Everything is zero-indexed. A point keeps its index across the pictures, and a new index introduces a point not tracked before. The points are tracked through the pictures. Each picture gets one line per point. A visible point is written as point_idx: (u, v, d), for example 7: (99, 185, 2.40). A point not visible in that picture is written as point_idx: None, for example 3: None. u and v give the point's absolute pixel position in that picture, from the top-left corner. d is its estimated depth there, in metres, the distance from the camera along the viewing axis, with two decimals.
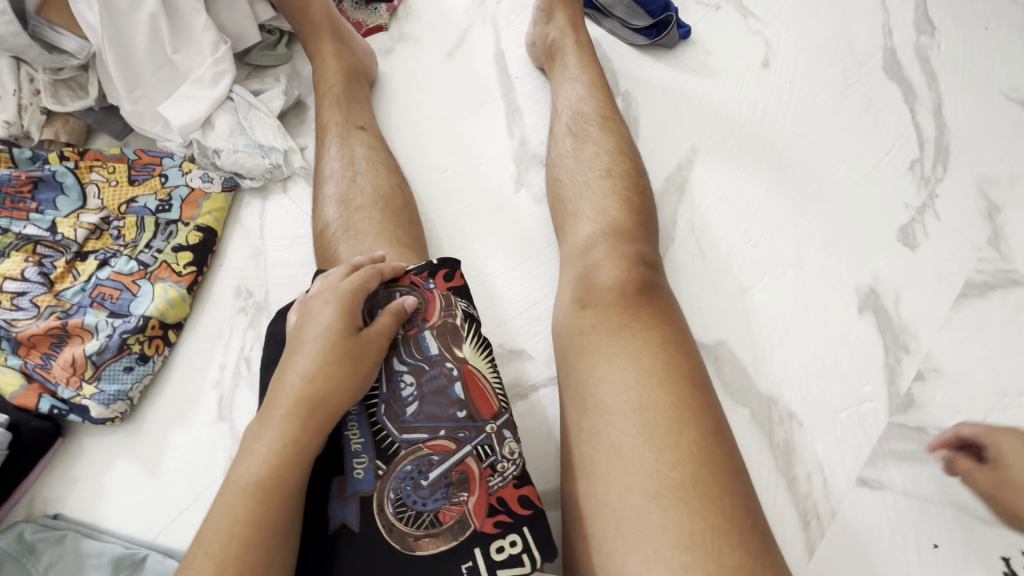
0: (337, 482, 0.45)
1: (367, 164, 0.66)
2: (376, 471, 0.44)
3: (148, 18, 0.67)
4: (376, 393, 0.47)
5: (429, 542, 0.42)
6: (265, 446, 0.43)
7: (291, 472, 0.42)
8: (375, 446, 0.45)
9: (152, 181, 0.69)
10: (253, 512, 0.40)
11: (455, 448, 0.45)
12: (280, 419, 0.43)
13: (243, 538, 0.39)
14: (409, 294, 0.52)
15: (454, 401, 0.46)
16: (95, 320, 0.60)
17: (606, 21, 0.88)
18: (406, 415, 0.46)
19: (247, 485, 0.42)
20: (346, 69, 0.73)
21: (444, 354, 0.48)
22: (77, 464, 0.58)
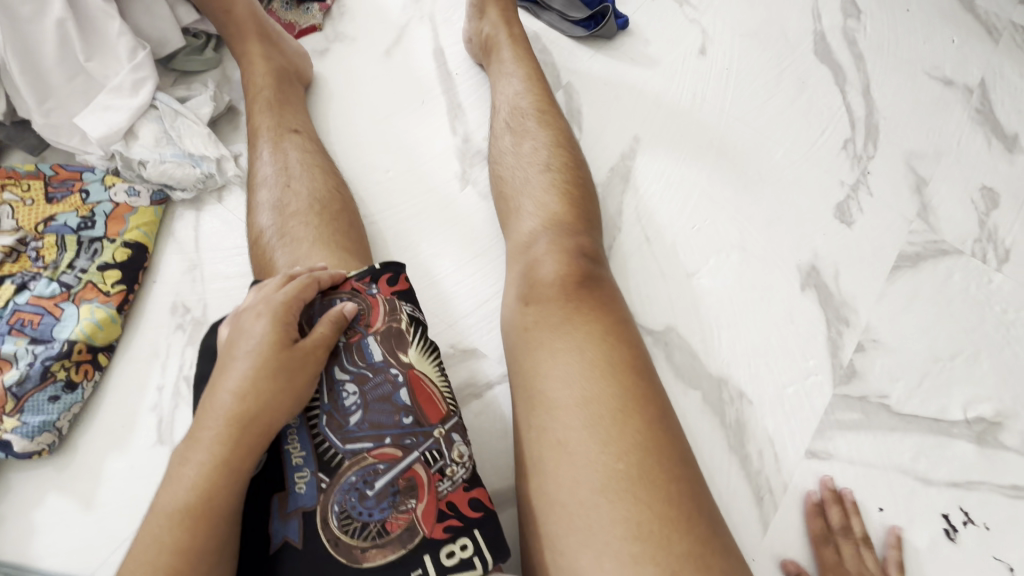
0: (277, 499, 0.43)
1: (302, 168, 0.64)
2: (319, 484, 0.43)
3: (55, 26, 0.64)
4: (317, 403, 0.46)
5: (376, 552, 0.41)
6: (194, 470, 0.41)
7: (221, 496, 0.41)
8: (317, 459, 0.44)
9: (72, 198, 0.65)
10: (181, 541, 0.39)
11: (401, 456, 0.44)
12: (209, 440, 0.42)
13: (172, 569, 0.38)
14: (351, 301, 0.50)
15: (399, 408, 0.45)
16: (14, 348, 0.57)
17: (545, 14, 0.87)
18: (349, 425, 0.45)
19: (175, 512, 0.40)
20: (276, 71, 0.70)
21: (388, 360, 0.47)
22: (5, 502, 0.55)
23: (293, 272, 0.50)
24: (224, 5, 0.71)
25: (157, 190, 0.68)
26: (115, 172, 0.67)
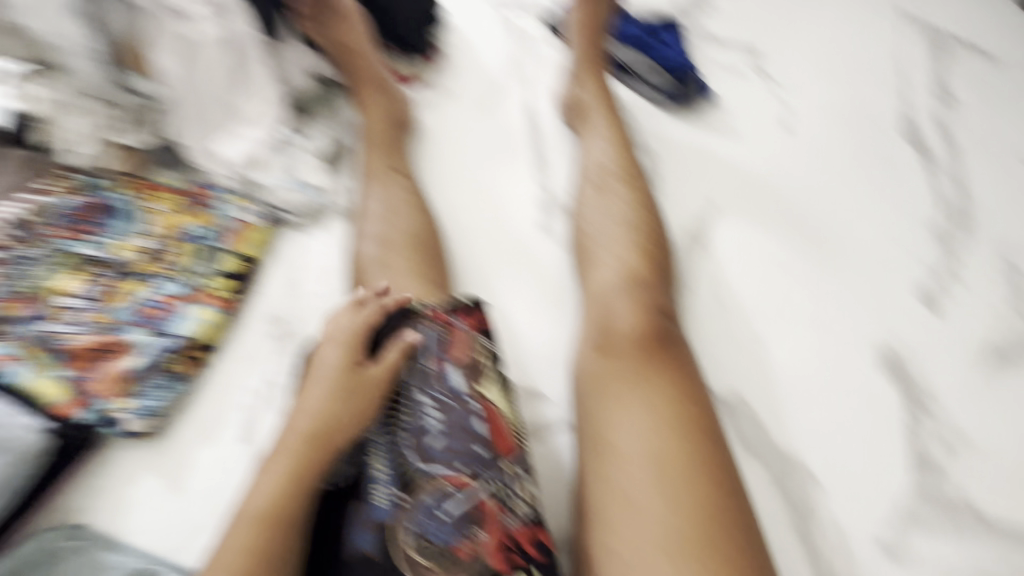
0: (355, 509, 0.45)
1: (402, 206, 0.70)
2: (397, 500, 0.45)
3: (216, 70, 0.75)
4: (400, 423, 0.49)
5: None
6: (272, 478, 0.46)
7: (293, 504, 0.44)
8: (397, 475, 0.46)
9: (202, 211, 0.74)
10: (256, 542, 0.43)
11: (473, 484, 0.46)
12: (287, 452, 0.47)
13: (246, 567, 0.42)
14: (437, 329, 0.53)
15: (475, 438, 0.48)
16: (139, 337, 0.65)
17: (633, 83, 0.93)
18: (428, 447, 0.47)
19: (254, 515, 0.44)
20: (390, 120, 0.79)
21: (468, 390, 0.50)
22: (105, 475, 0.60)
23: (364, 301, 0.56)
24: (353, 60, 0.81)
25: (272, 211, 0.76)
26: (242, 193, 0.76)
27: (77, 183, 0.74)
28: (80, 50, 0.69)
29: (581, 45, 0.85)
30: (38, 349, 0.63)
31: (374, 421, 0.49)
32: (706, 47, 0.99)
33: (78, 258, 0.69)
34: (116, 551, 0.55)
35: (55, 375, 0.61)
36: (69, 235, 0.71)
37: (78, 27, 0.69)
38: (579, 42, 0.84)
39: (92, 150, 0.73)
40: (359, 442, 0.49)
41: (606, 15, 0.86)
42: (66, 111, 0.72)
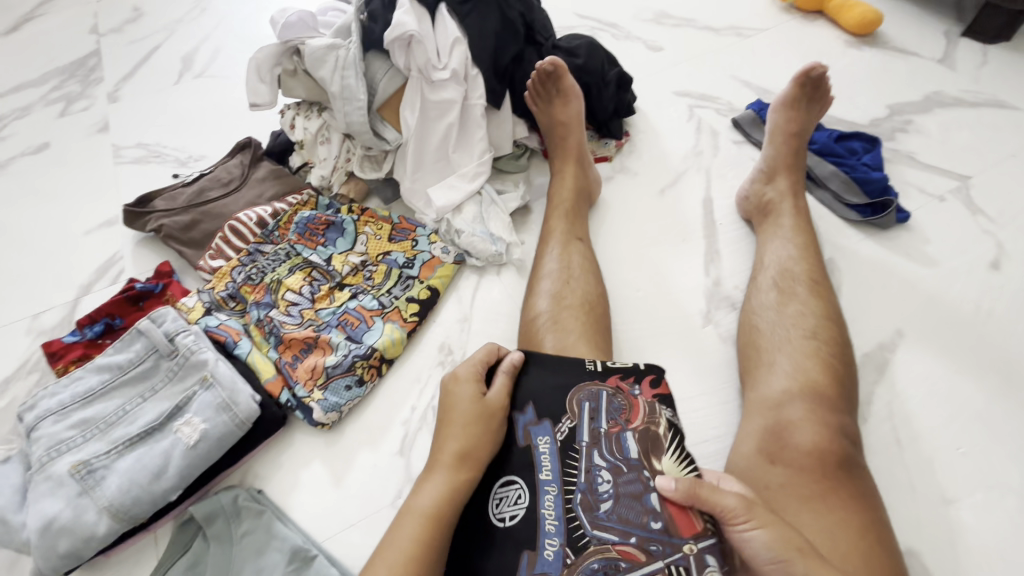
0: (527, 555, 0.48)
1: (581, 272, 0.75)
2: (565, 558, 0.48)
3: (445, 127, 0.85)
4: (574, 480, 0.50)
5: None
6: (433, 485, 0.53)
7: (450, 511, 0.52)
8: (567, 534, 0.49)
9: (406, 242, 0.85)
10: (422, 538, 0.50)
11: (646, 561, 0.46)
12: (441, 466, 0.54)
13: (414, 561, 0.49)
14: (613, 395, 0.55)
15: (649, 510, 0.48)
16: (337, 339, 0.74)
17: (818, 191, 0.91)
18: (599, 511, 0.49)
19: (420, 515, 0.52)
20: (579, 190, 0.86)
21: (643, 461, 0.51)
22: (285, 454, 0.69)
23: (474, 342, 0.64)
24: (561, 133, 0.89)
25: (458, 251, 0.85)
26: (438, 232, 0.86)
27: (314, 199, 0.90)
28: (352, 99, 0.82)
29: (778, 150, 0.85)
30: (259, 329, 0.76)
31: (546, 471, 0.52)
32: (905, 164, 0.95)
33: (301, 261, 0.83)
34: (285, 523, 0.63)
35: (269, 357, 0.73)
36: (300, 240, 0.84)
37: (356, 80, 0.82)
38: (781, 148, 0.85)
39: (327, 174, 0.92)
40: (532, 490, 0.51)
41: (808, 124, 0.87)
42: (320, 141, 0.92)
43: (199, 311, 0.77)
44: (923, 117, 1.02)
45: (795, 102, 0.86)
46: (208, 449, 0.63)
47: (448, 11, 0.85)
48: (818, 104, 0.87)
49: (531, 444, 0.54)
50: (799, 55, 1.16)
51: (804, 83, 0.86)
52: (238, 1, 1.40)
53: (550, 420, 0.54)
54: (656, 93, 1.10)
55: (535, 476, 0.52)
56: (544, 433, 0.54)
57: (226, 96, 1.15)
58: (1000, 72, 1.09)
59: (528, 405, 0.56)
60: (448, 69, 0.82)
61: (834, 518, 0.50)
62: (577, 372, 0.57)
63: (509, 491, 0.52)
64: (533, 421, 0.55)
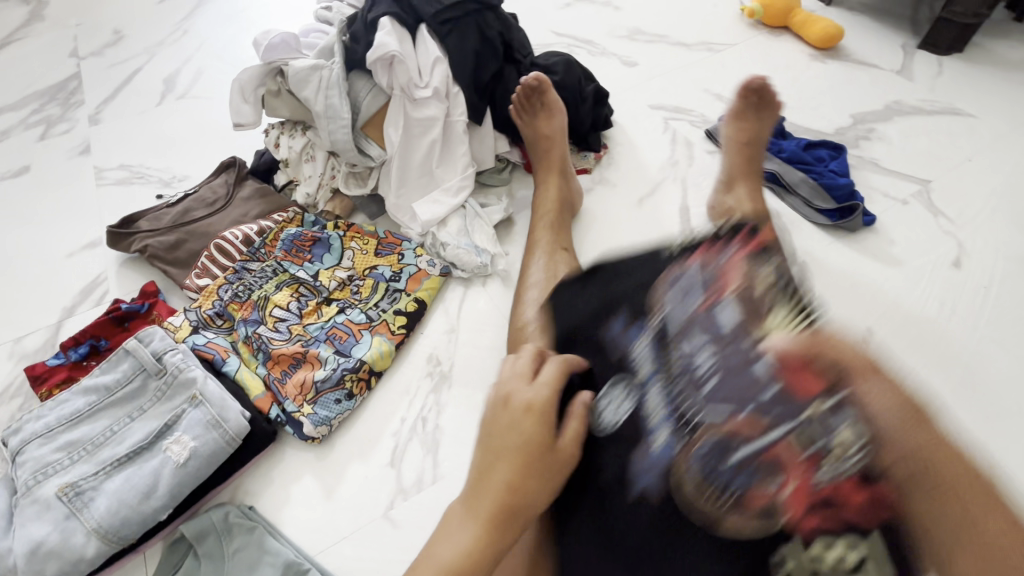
0: (636, 455, 0.47)
1: (567, 281, 0.77)
2: (676, 442, 0.46)
3: (429, 143, 0.87)
4: (673, 363, 0.50)
5: (737, 520, 0.41)
6: (465, 538, 0.43)
7: (481, 575, 0.43)
8: (676, 419, 0.47)
9: (392, 256, 0.86)
10: None
11: (764, 429, 0.43)
12: (480, 518, 0.44)
13: None
14: (701, 270, 0.55)
15: (759, 374, 0.45)
16: (326, 353, 0.75)
17: (789, 197, 0.95)
18: (705, 387, 0.47)
19: (443, 573, 0.42)
20: (561, 200, 0.88)
21: (744, 324, 0.49)
22: (275, 469, 0.69)
23: (542, 355, 0.52)
24: (544, 145, 0.91)
25: (444, 264, 0.86)
26: (424, 245, 0.88)
27: (299, 216, 0.91)
28: (336, 117, 0.84)
29: (734, 157, 0.89)
30: (248, 346, 0.76)
31: (647, 367, 0.51)
32: (869, 170, 1.00)
33: (289, 277, 0.83)
34: (276, 538, 0.63)
35: (258, 373, 0.74)
36: (287, 257, 0.85)
37: (340, 99, 0.84)
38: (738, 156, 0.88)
39: (312, 192, 0.93)
40: (633, 390, 0.51)
41: (762, 131, 0.91)
42: (305, 159, 0.94)
43: (186, 330, 0.77)
44: (885, 125, 1.07)
45: (743, 112, 0.91)
46: (197, 468, 0.63)
47: (429, 32, 0.87)
48: (769, 110, 0.91)
49: (627, 348, 0.53)
50: (767, 68, 1.21)
51: (748, 95, 0.91)
52: (220, 24, 1.42)
53: (637, 321, 0.54)
54: (632, 107, 1.14)
55: (636, 374, 0.52)
56: (638, 334, 0.54)
57: (209, 116, 1.16)
58: (955, 81, 1.15)
59: (620, 312, 0.56)
60: (430, 88, 0.85)
61: (947, 439, 0.36)
62: (659, 265, 0.59)
63: (616, 393, 0.52)
64: (626, 326, 0.55)
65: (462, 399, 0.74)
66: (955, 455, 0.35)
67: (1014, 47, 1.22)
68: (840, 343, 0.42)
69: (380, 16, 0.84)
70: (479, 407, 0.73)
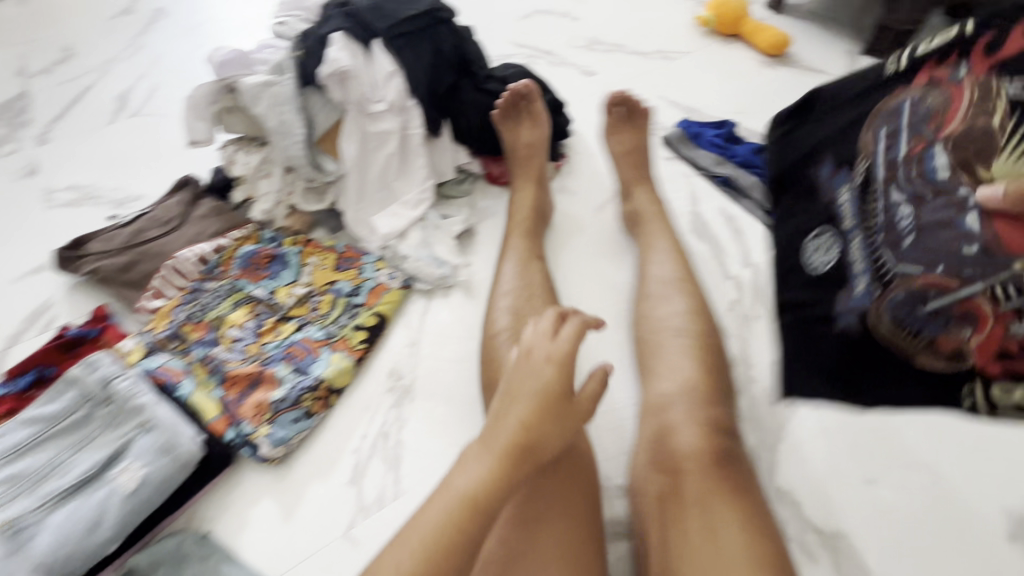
0: (841, 295, 0.65)
1: (543, 290, 0.77)
2: (873, 292, 0.61)
3: (385, 157, 0.88)
4: (875, 212, 0.64)
5: (929, 359, 0.56)
6: (480, 469, 0.51)
7: (495, 500, 0.50)
8: (874, 275, 0.62)
9: (351, 270, 0.85)
10: (462, 522, 0.48)
11: (957, 288, 0.52)
12: (495, 453, 0.51)
13: (449, 544, 0.48)
14: (922, 100, 0.60)
15: (960, 233, 0.53)
16: (283, 372, 0.74)
17: (743, 201, 0.97)
18: (904, 246, 0.59)
19: (462, 497, 0.50)
20: (535, 211, 0.88)
21: (955, 182, 0.55)
22: (233, 493, 0.68)
23: (564, 317, 0.58)
24: (527, 155, 0.92)
25: (405, 277, 0.86)
26: (384, 258, 0.87)
27: (257, 232, 0.90)
28: (291, 132, 0.83)
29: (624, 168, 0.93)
30: (203, 368, 0.74)
31: (849, 219, 0.67)
32: None
33: (245, 296, 0.82)
34: (233, 565, 0.62)
35: (213, 395, 0.72)
36: (244, 275, 0.84)
37: (294, 114, 0.83)
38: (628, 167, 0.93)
39: (269, 208, 0.92)
40: (840, 237, 0.68)
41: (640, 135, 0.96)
42: (262, 176, 0.93)
43: (138, 353, 0.75)
44: None
45: (615, 125, 0.96)
46: (149, 495, 0.61)
47: (382, 45, 0.87)
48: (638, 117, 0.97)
49: (835, 197, 0.71)
50: (721, 75, 1.25)
51: (613, 107, 0.97)
52: (177, 41, 1.40)
53: (845, 168, 0.69)
54: (591, 116, 1.16)
55: (841, 225, 0.68)
56: (843, 183, 0.70)
57: (164, 133, 1.14)
58: None
59: (828, 161, 0.74)
60: (385, 102, 0.85)
61: None
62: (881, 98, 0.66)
63: (823, 242, 0.71)
64: (838, 174, 0.71)
65: (424, 413, 0.74)
66: None
67: None
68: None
69: (331, 32, 0.84)
70: (441, 420, 0.73)
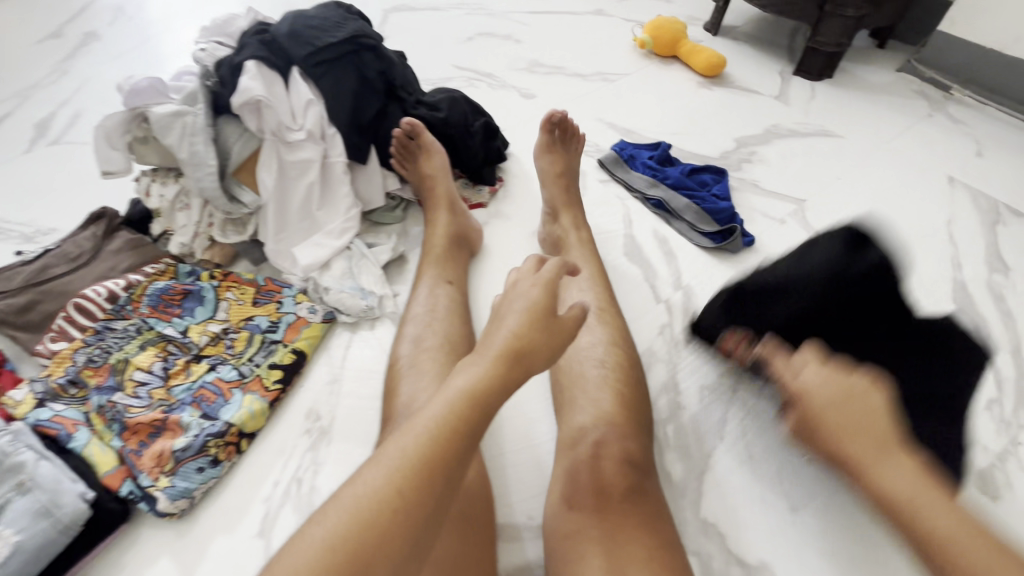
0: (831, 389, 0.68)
1: (446, 312, 0.76)
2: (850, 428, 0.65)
3: (306, 187, 0.85)
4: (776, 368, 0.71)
5: None
6: (473, 372, 0.51)
7: (489, 402, 0.50)
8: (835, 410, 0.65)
9: (270, 305, 0.82)
10: (460, 414, 0.49)
11: None
12: (488, 358, 0.51)
13: (448, 433, 0.48)
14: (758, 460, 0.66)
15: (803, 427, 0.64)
16: (189, 418, 0.69)
17: (676, 222, 0.98)
18: None
19: (461, 392, 0.50)
20: (453, 236, 0.87)
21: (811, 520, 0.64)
22: (129, 553, 0.63)
23: (543, 260, 0.60)
24: (429, 185, 0.91)
25: (328, 310, 0.83)
26: (305, 291, 0.84)
27: (173, 266, 0.86)
28: (203, 164, 0.80)
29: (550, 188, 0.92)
30: (101, 417, 0.69)
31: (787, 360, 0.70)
32: (750, 192, 1.04)
33: (155, 335, 0.78)
34: None
35: (111, 446, 0.67)
36: (154, 313, 0.79)
37: (205, 146, 0.80)
38: (552, 187, 0.92)
39: (187, 241, 0.88)
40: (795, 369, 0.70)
41: (571, 160, 0.97)
42: (179, 208, 0.89)
43: (29, 405, 0.70)
44: (765, 148, 1.13)
45: (551, 146, 0.96)
46: (20, 565, 0.56)
47: (301, 74, 0.85)
48: (572, 142, 0.98)
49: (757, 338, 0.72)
50: (658, 96, 1.26)
51: (551, 129, 0.96)
52: (107, 67, 1.36)
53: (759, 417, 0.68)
54: (529, 139, 1.15)
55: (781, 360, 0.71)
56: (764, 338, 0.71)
57: (83, 164, 1.09)
58: (826, 105, 1.23)
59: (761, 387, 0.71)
60: (303, 131, 0.83)
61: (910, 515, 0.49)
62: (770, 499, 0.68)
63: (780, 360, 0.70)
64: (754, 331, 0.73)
65: (340, 456, 0.70)
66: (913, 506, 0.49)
67: (877, 73, 1.33)
68: (811, 399, 0.55)
69: (245, 59, 0.81)
70: (358, 462, 0.70)
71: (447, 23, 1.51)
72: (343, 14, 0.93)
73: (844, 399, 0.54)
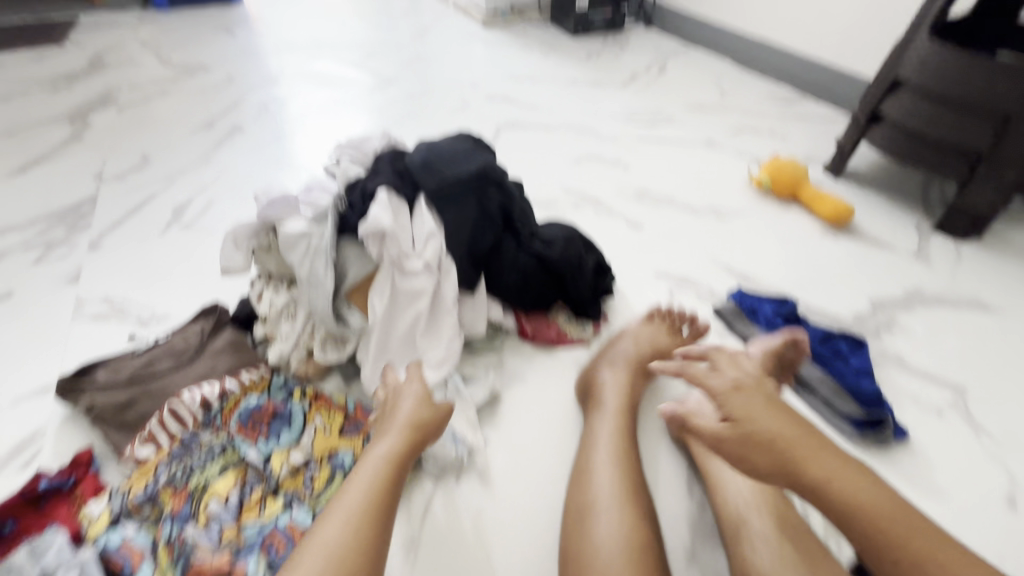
0: None
1: (636, 511, 0.63)
2: None
3: (413, 316, 0.82)
4: None
5: None
6: (386, 447, 0.65)
7: (402, 466, 0.64)
8: None
9: (356, 439, 0.78)
10: (382, 476, 0.61)
11: None
12: (394, 435, 0.67)
13: (381, 495, 0.60)
14: None
15: None
16: (255, 569, 0.63)
17: (807, 395, 0.85)
18: None
19: (377, 461, 0.63)
20: (628, 411, 0.77)
21: None
22: None
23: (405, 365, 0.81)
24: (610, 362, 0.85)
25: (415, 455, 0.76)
26: None
27: (267, 378, 0.83)
28: (319, 286, 0.80)
29: None
30: (167, 550, 0.64)
31: None
32: (894, 367, 0.91)
33: (237, 457, 0.74)
34: None
35: None
36: (241, 431, 0.77)
37: (325, 269, 0.80)
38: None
39: (286, 351, 0.86)
40: None
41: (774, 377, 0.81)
42: (283, 318, 0.88)
43: (103, 523, 0.67)
44: (907, 315, 1.00)
45: (776, 355, 0.80)
46: None
47: (426, 204, 0.85)
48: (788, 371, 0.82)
49: None
50: (776, 239, 1.19)
51: (788, 346, 0.80)
52: (245, 161, 1.49)
53: None
54: (636, 272, 1.10)
55: None
56: None
57: (208, 254, 1.15)
58: (977, 271, 1.10)
59: None
60: (421, 261, 0.81)
61: (838, 461, 0.51)
62: None
63: None
64: None
65: None
66: (854, 475, 0.51)
67: None
68: (736, 434, 0.55)
69: (378, 188, 0.83)
70: None
71: (555, 143, 1.55)
72: (472, 146, 0.94)
73: (758, 408, 0.56)
